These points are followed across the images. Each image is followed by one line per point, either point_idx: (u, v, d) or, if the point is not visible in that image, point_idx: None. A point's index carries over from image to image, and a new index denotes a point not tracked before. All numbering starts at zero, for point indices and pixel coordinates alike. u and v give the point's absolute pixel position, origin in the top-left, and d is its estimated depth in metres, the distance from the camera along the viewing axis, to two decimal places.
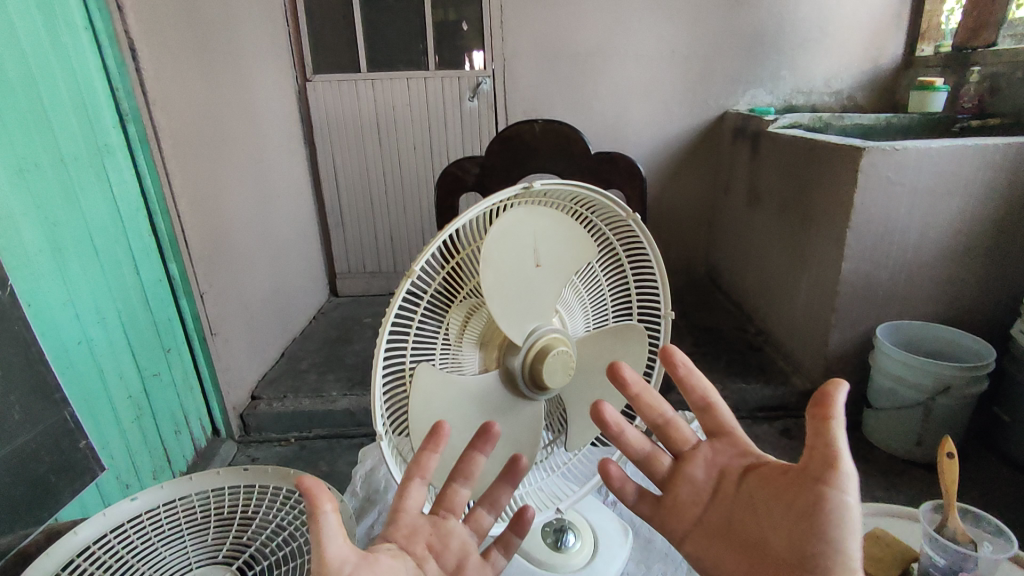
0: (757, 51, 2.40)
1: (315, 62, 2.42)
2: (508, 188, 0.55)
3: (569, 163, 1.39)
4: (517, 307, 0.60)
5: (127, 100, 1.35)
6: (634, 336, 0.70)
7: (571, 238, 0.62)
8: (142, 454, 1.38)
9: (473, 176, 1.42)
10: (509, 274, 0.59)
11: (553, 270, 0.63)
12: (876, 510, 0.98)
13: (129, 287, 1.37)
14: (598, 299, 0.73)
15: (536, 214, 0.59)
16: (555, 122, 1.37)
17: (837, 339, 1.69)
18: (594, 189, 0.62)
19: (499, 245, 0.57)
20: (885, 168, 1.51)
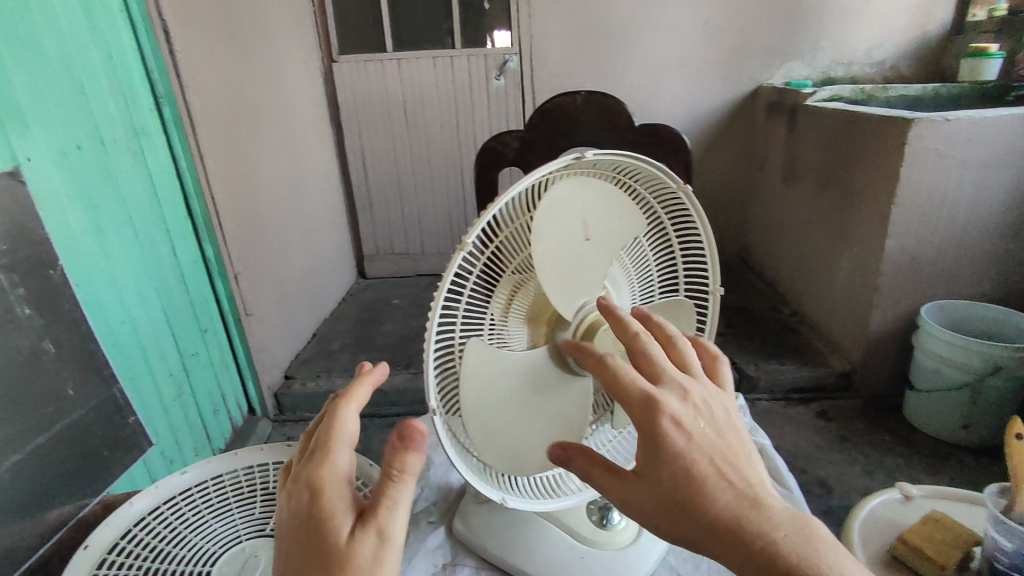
0: (794, 22, 2.31)
1: (341, 42, 2.40)
2: (557, 159, 0.54)
3: (610, 136, 1.36)
4: (566, 281, 0.59)
5: (161, 81, 1.36)
6: (682, 311, 0.68)
7: (619, 209, 0.61)
8: (183, 431, 1.41)
9: (512, 150, 1.39)
10: (558, 247, 0.57)
11: (601, 242, 0.61)
12: (930, 493, 0.96)
13: (167, 268, 1.39)
14: (644, 275, 0.71)
15: (586, 186, 0.57)
16: (600, 93, 1.35)
17: (879, 319, 1.64)
18: (642, 158, 0.60)
19: (548, 218, 0.56)
20: (934, 140, 1.45)
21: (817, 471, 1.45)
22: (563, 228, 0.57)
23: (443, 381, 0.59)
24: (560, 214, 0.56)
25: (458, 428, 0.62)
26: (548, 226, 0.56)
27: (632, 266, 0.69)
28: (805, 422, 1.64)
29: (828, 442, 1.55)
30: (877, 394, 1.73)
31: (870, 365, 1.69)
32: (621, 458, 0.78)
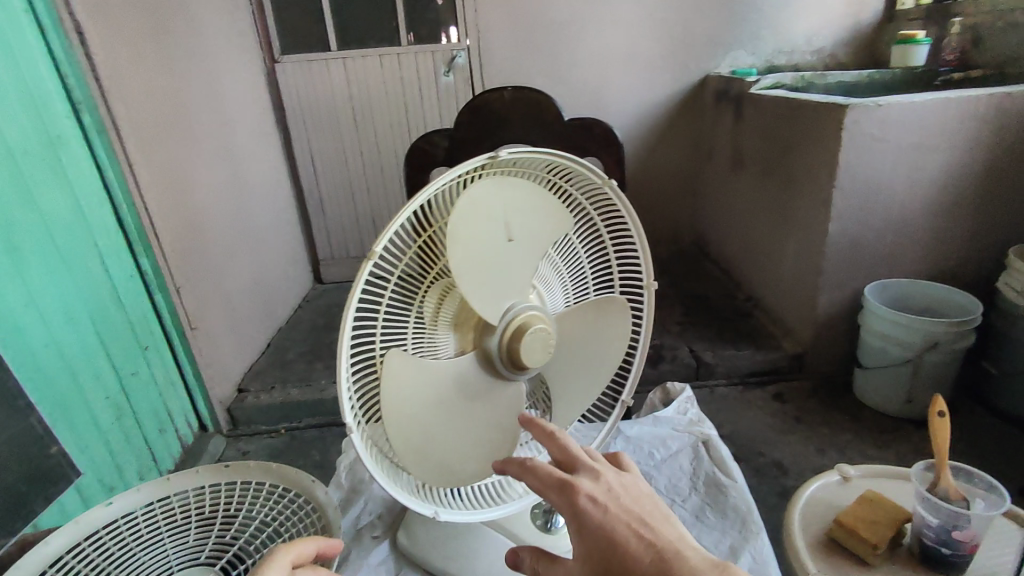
0: (736, 11, 2.34)
1: (282, 42, 2.33)
2: (472, 159, 0.53)
3: (544, 132, 1.34)
4: (489, 284, 0.57)
5: (78, 87, 1.29)
6: (615, 309, 0.67)
7: (544, 209, 0.59)
8: (124, 453, 1.35)
9: (442, 149, 1.36)
10: (481, 250, 0.56)
11: (528, 244, 0.60)
12: (866, 472, 0.99)
13: (98, 284, 1.33)
14: (577, 274, 0.70)
15: (507, 185, 0.56)
16: (528, 88, 1.32)
17: (825, 301, 1.68)
18: (568, 156, 0.60)
19: (467, 218, 0.54)
20: (869, 124, 1.48)
21: (772, 453, 1.48)
22: (483, 229, 0.55)
23: (363, 391, 0.56)
24: (480, 215, 0.55)
25: (382, 438, 0.60)
26: (467, 227, 0.54)
27: (564, 266, 0.69)
28: (760, 405, 1.68)
29: (782, 424, 1.59)
30: (828, 374, 1.77)
31: (819, 346, 1.73)
32: None
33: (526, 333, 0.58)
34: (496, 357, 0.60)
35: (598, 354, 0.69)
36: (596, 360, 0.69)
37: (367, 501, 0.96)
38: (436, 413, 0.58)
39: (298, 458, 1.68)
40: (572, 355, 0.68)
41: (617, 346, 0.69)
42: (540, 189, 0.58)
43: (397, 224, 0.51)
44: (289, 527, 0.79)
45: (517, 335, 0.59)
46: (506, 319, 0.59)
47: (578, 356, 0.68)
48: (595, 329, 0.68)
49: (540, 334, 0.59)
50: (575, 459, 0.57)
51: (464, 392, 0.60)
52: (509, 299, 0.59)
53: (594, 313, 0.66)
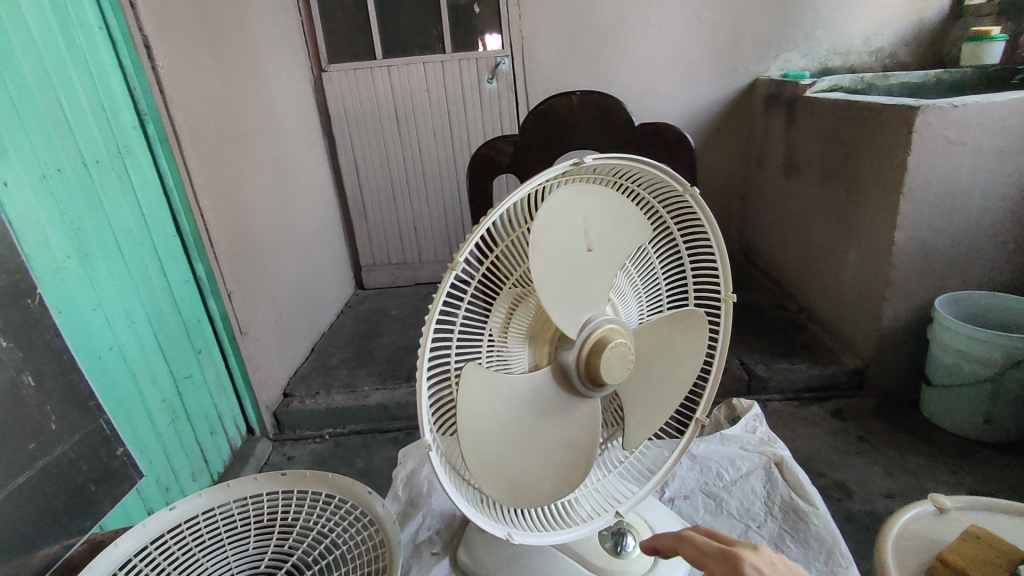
0: (789, 12, 2.27)
1: (330, 51, 2.37)
2: (555, 167, 0.51)
3: (609, 138, 1.33)
4: (568, 296, 0.55)
5: (144, 98, 1.32)
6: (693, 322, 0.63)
7: (625, 217, 0.57)
8: (180, 456, 1.37)
9: (506, 156, 1.34)
10: (560, 261, 0.54)
11: (606, 253, 0.57)
12: (970, 504, 0.92)
13: (157, 290, 1.35)
14: (652, 285, 0.67)
15: (586, 193, 0.54)
16: (596, 92, 1.31)
17: (891, 313, 1.60)
18: (646, 161, 0.57)
19: (548, 227, 0.52)
20: (941, 127, 1.41)
21: (835, 474, 1.41)
22: (563, 240, 0.53)
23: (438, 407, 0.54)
24: (561, 224, 0.53)
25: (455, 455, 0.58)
26: (546, 236, 0.52)
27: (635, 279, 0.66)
28: (819, 422, 1.60)
29: (844, 444, 1.51)
30: (890, 390, 1.68)
31: (882, 361, 1.65)
32: (634, 479, 0.75)
33: (606, 347, 0.55)
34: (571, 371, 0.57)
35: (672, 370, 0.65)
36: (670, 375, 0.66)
37: (425, 516, 0.94)
38: (512, 430, 0.56)
39: (342, 465, 1.67)
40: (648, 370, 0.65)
41: (693, 361, 0.66)
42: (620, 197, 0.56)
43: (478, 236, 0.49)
44: (348, 540, 0.78)
45: (595, 347, 0.56)
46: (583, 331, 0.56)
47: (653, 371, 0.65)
48: (672, 343, 0.64)
49: (618, 348, 0.56)
50: (738, 542, 0.59)
51: (540, 410, 0.58)
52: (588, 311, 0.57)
53: (672, 326, 0.63)
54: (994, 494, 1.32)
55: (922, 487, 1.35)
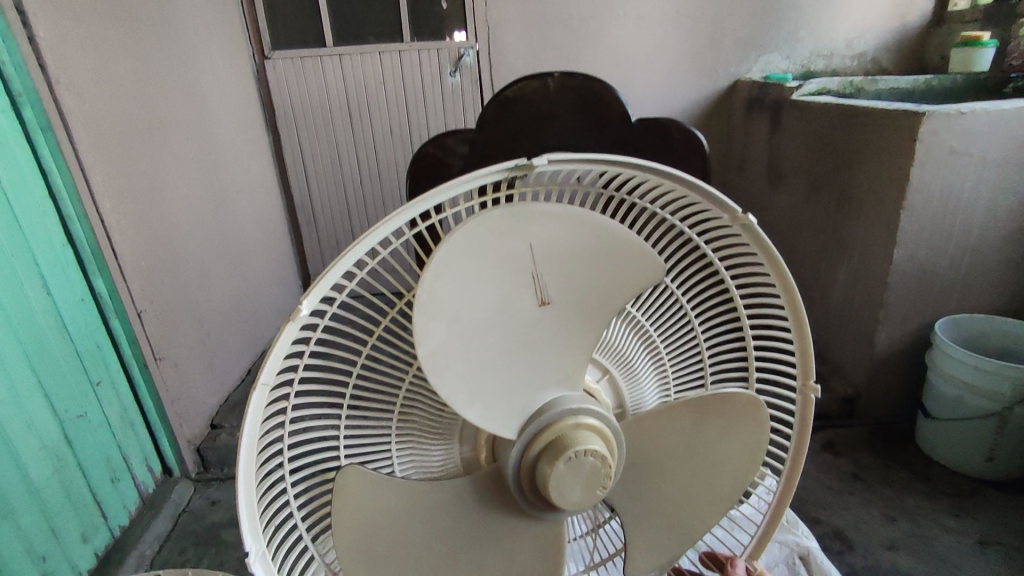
0: (772, 11, 2.14)
1: (274, 37, 2.12)
2: (501, 163, 0.53)
3: (598, 136, 1.16)
4: (479, 323, 0.56)
5: (18, 77, 1.08)
6: (741, 405, 0.69)
7: (593, 266, 0.58)
8: (63, 511, 1.15)
9: (459, 157, 1.16)
10: (504, 291, 0.56)
11: (563, 297, 0.59)
12: None
13: (38, 312, 1.11)
14: (670, 332, 0.76)
15: (535, 217, 0.54)
16: (578, 74, 1.13)
17: (885, 338, 1.47)
18: (630, 167, 0.57)
19: (466, 245, 0.53)
20: (948, 136, 1.28)
21: (832, 520, 1.27)
22: (484, 269, 0.54)
23: (295, 441, 0.60)
24: (481, 250, 0.54)
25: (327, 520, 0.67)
26: (456, 255, 0.53)
27: (655, 327, 0.76)
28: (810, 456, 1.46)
29: (838, 482, 1.38)
30: (882, 420, 1.56)
31: (874, 388, 1.52)
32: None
33: (561, 458, 0.59)
34: (516, 463, 0.63)
35: (731, 464, 0.72)
36: (722, 464, 0.72)
37: None
38: (362, 483, 0.61)
39: None
40: (694, 445, 0.71)
41: (725, 449, 0.71)
42: (613, 228, 0.57)
43: (392, 223, 0.53)
44: None
45: (556, 452, 0.60)
46: (549, 418, 0.61)
47: (695, 454, 0.71)
48: (695, 429, 0.70)
49: (577, 464, 0.60)
50: None
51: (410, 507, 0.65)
52: (580, 387, 0.65)
53: (696, 417, 0.69)
54: (1004, 542, 1.19)
55: (928, 536, 1.22)
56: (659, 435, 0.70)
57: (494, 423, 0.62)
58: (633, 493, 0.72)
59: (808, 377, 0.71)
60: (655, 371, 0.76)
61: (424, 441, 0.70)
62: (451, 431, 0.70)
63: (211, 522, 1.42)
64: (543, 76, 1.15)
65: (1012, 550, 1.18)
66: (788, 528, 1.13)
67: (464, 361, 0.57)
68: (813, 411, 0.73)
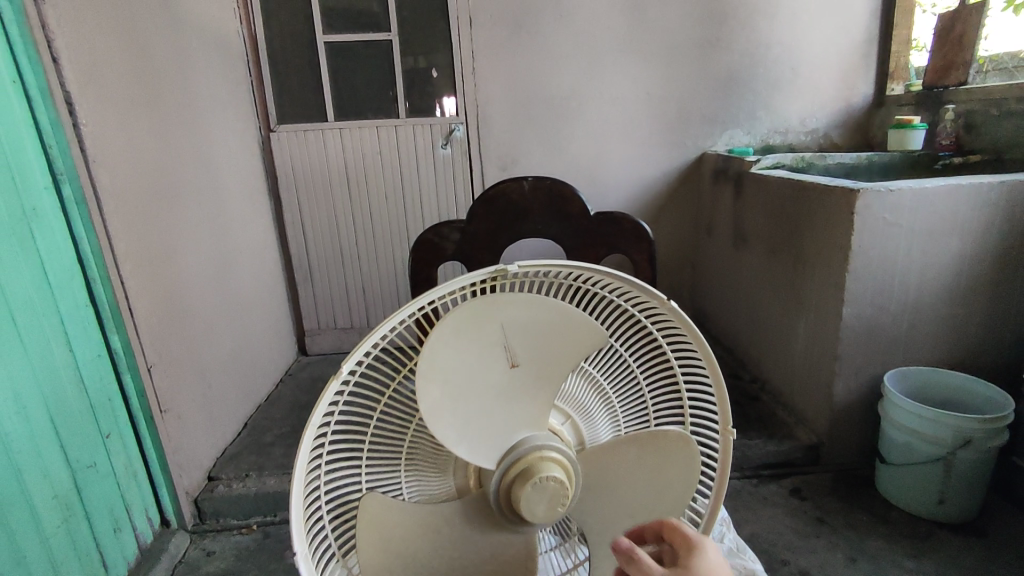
0: (732, 92, 2.38)
1: (280, 112, 2.31)
2: (483, 268, 0.65)
3: (565, 226, 1.31)
4: (465, 382, 0.70)
5: (61, 157, 1.22)
6: (670, 439, 0.79)
7: (548, 331, 0.72)
8: (69, 559, 1.20)
9: (453, 243, 1.30)
10: (482, 359, 0.70)
11: (530, 361, 0.73)
12: None
13: (60, 367, 1.21)
14: (617, 383, 0.87)
15: (507, 303, 0.68)
16: (547, 178, 1.30)
17: (841, 389, 1.60)
18: (587, 269, 0.67)
19: (459, 325, 0.67)
20: (881, 209, 1.45)
21: (798, 562, 1.36)
22: (467, 339, 0.68)
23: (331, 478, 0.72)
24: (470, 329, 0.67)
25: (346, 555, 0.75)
26: (450, 333, 0.67)
27: (607, 379, 0.87)
28: (778, 502, 1.57)
29: (804, 526, 1.48)
30: (845, 467, 1.67)
31: (835, 436, 1.64)
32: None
33: (529, 482, 0.70)
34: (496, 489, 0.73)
35: (661, 446, 0.80)
36: (650, 447, 0.80)
37: None
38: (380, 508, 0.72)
39: (271, 561, 1.51)
40: (640, 454, 0.80)
41: (668, 471, 0.81)
42: (561, 306, 0.70)
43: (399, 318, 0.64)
44: None
45: (524, 476, 0.70)
46: (520, 451, 0.72)
47: (643, 476, 0.81)
48: (641, 457, 0.80)
49: (547, 487, 0.70)
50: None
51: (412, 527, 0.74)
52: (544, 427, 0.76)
53: (639, 445, 0.80)
54: None
55: None
56: (611, 461, 0.80)
57: (481, 458, 0.73)
58: (600, 512, 0.82)
59: (727, 423, 0.78)
60: (608, 418, 0.87)
61: (427, 474, 0.81)
62: (445, 466, 0.81)
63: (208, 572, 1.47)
64: (518, 178, 1.31)
65: None
66: (737, 554, 1.25)
67: (449, 411, 0.70)
68: (733, 446, 0.80)
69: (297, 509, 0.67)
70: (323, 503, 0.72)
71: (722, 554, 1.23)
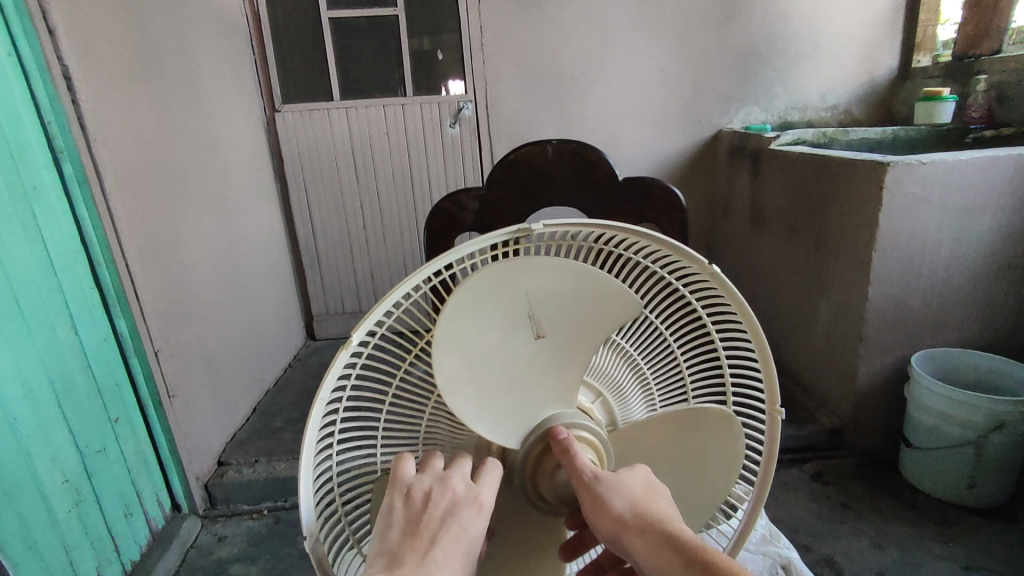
0: (749, 67, 2.30)
1: (284, 91, 2.26)
2: (502, 229, 0.60)
3: (590, 193, 1.26)
4: (486, 356, 0.63)
5: (61, 135, 1.18)
6: (709, 414, 0.75)
7: (575, 299, 0.65)
8: (81, 544, 1.18)
9: (470, 213, 1.25)
10: (504, 331, 0.63)
11: (558, 333, 0.66)
12: None
13: (66, 350, 1.18)
14: (653, 358, 0.82)
15: (530, 270, 0.60)
16: (573, 141, 1.24)
17: (866, 372, 1.55)
18: (616, 227, 0.62)
19: (477, 293, 0.60)
20: (912, 183, 1.39)
21: (822, 548, 1.32)
22: (488, 309, 0.61)
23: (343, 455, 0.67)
24: (489, 296, 0.61)
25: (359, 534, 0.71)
26: (470, 303, 0.60)
27: (641, 354, 0.82)
28: (799, 488, 1.53)
29: (827, 511, 1.44)
30: (869, 451, 1.63)
31: (860, 420, 1.59)
32: None
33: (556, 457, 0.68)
34: (518, 472, 0.70)
35: (699, 426, 0.76)
36: (687, 427, 0.76)
37: None
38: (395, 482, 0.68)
39: (283, 546, 1.50)
40: (676, 429, 0.76)
41: (705, 441, 0.77)
42: (588, 271, 0.63)
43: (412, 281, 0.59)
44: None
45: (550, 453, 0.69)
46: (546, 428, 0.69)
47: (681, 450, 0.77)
48: (676, 431, 0.76)
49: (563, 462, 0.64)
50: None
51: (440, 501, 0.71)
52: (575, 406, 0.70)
53: (674, 419, 0.76)
54: (986, 567, 1.24)
55: (914, 561, 1.27)
56: (645, 433, 0.76)
57: (503, 434, 0.68)
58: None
59: (774, 403, 0.74)
60: (643, 397, 0.82)
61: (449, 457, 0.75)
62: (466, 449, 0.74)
63: (220, 557, 1.46)
64: (542, 142, 1.26)
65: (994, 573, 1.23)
66: (771, 541, 1.21)
67: (470, 387, 0.64)
68: (781, 429, 0.76)
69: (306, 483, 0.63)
70: (335, 486, 0.67)
71: (755, 541, 1.20)
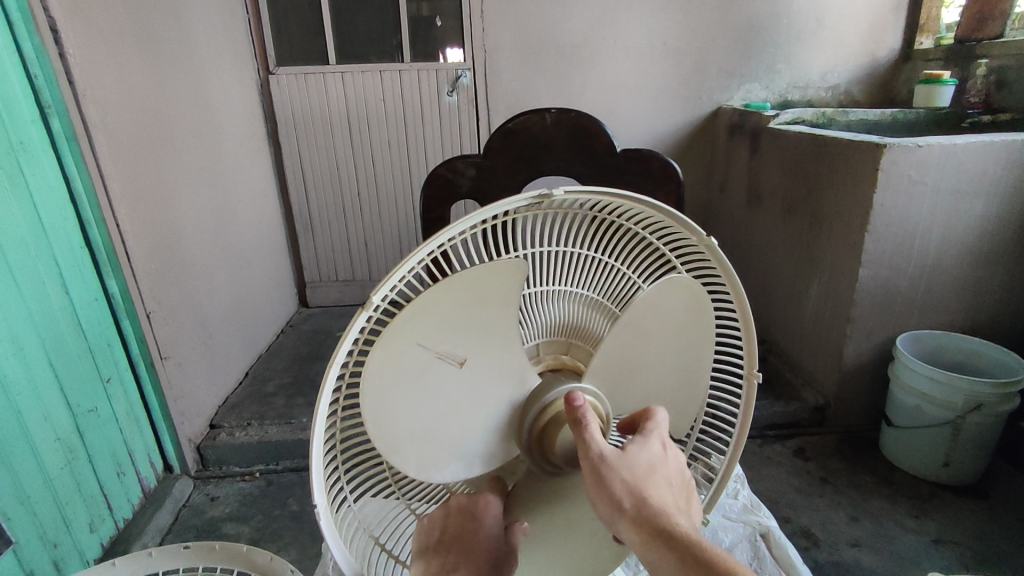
0: (752, 43, 2.28)
1: (279, 54, 2.21)
2: (520, 194, 0.55)
3: (588, 164, 1.26)
4: (428, 403, 0.59)
5: (48, 89, 1.16)
6: (679, 285, 0.68)
7: (480, 301, 0.58)
8: (75, 502, 1.20)
9: (467, 180, 1.24)
10: (434, 373, 0.58)
11: (484, 339, 0.60)
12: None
13: (56, 308, 1.17)
14: (608, 286, 0.72)
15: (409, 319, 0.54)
16: (571, 111, 1.23)
17: (852, 351, 1.57)
18: (611, 194, 0.60)
19: (374, 374, 0.55)
20: (907, 166, 1.39)
21: (801, 520, 1.36)
22: (408, 372, 0.56)
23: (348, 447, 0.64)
24: (398, 362, 0.56)
25: (370, 531, 0.68)
26: (385, 372, 0.55)
27: (597, 289, 0.71)
28: (782, 462, 1.57)
29: (808, 486, 1.47)
30: (851, 429, 1.66)
31: (843, 398, 1.62)
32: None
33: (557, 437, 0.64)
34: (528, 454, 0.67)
35: (652, 307, 0.69)
36: (645, 323, 0.69)
37: None
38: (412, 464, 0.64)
39: (275, 507, 1.52)
40: (636, 334, 0.69)
41: (676, 325, 0.71)
42: (476, 269, 0.55)
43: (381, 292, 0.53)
44: None
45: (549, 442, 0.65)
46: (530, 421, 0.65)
47: (646, 363, 0.72)
48: (643, 346, 0.71)
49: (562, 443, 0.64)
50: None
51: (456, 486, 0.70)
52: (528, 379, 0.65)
53: (636, 329, 0.69)
54: (957, 540, 1.29)
55: (888, 535, 1.31)
56: (615, 358, 0.70)
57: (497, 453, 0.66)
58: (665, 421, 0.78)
59: (752, 367, 0.74)
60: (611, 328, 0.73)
61: None
62: None
63: (212, 516, 1.48)
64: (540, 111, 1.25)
65: (964, 547, 1.27)
66: (752, 510, 1.24)
67: (426, 442, 0.60)
68: (757, 393, 0.76)
69: (318, 477, 0.59)
70: (343, 477, 0.64)
71: (735, 510, 1.24)
